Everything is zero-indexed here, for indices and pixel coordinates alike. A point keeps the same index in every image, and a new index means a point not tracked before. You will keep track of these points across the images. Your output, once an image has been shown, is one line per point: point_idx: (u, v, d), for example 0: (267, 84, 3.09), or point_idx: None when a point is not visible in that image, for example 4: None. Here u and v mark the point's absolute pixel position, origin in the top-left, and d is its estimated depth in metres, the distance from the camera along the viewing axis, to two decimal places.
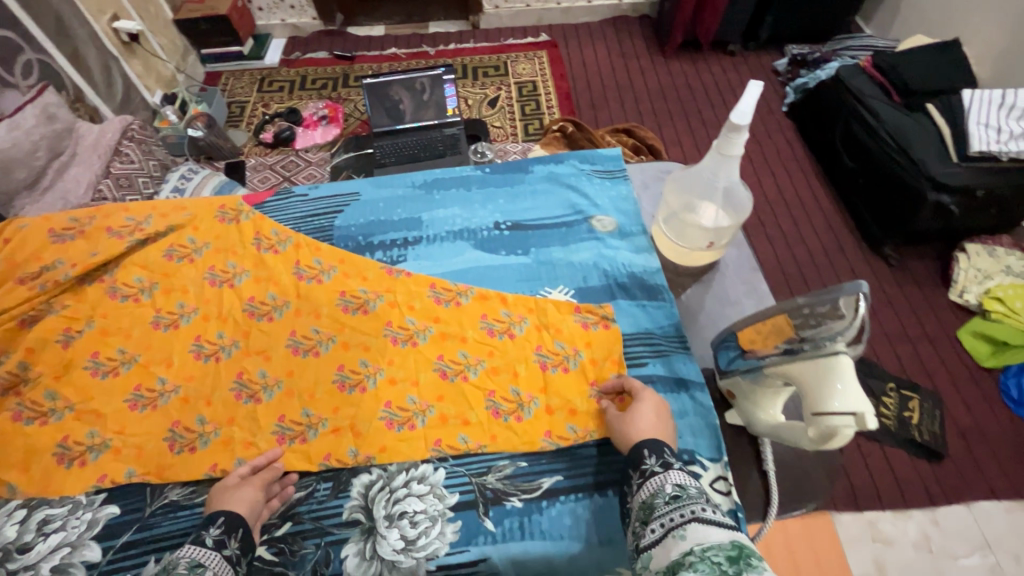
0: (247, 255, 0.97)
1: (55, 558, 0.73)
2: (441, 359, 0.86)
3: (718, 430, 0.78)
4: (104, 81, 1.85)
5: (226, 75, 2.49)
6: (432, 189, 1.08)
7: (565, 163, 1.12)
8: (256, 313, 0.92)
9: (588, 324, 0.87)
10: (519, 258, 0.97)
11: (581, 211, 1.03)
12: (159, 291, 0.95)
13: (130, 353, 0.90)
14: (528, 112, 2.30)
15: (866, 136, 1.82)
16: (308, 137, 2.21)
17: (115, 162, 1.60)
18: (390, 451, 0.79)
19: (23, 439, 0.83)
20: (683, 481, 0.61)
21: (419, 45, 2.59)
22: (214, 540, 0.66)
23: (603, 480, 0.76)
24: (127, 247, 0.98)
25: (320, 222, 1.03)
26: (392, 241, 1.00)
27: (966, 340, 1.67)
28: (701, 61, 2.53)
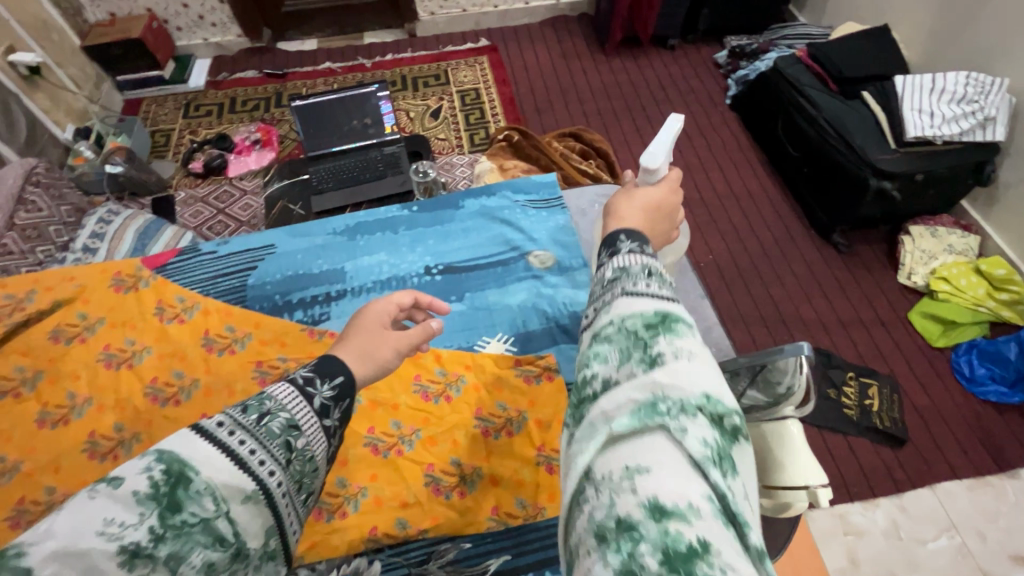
0: (148, 328, 0.89)
1: None
2: (372, 433, 0.82)
3: None
4: (4, 120, 1.70)
5: (147, 101, 2.33)
6: (355, 235, 1.05)
7: (497, 195, 1.10)
8: (159, 397, 0.84)
9: (530, 377, 0.85)
10: (453, 304, 0.94)
11: (517, 246, 1.01)
12: (44, 381, 0.82)
13: (10, 460, 0.76)
14: (473, 121, 2.24)
15: (806, 126, 1.83)
16: (241, 164, 2.09)
17: (20, 212, 1.48)
18: (320, 545, 0.73)
19: None
20: (627, 263, 0.52)
21: (355, 57, 2.49)
22: (321, 402, 0.54)
23: (552, 554, 0.73)
24: (4, 331, 0.85)
25: (230, 282, 0.98)
26: (313, 297, 0.96)
27: (917, 321, 1.70)
28: (642, 58, 2.51)
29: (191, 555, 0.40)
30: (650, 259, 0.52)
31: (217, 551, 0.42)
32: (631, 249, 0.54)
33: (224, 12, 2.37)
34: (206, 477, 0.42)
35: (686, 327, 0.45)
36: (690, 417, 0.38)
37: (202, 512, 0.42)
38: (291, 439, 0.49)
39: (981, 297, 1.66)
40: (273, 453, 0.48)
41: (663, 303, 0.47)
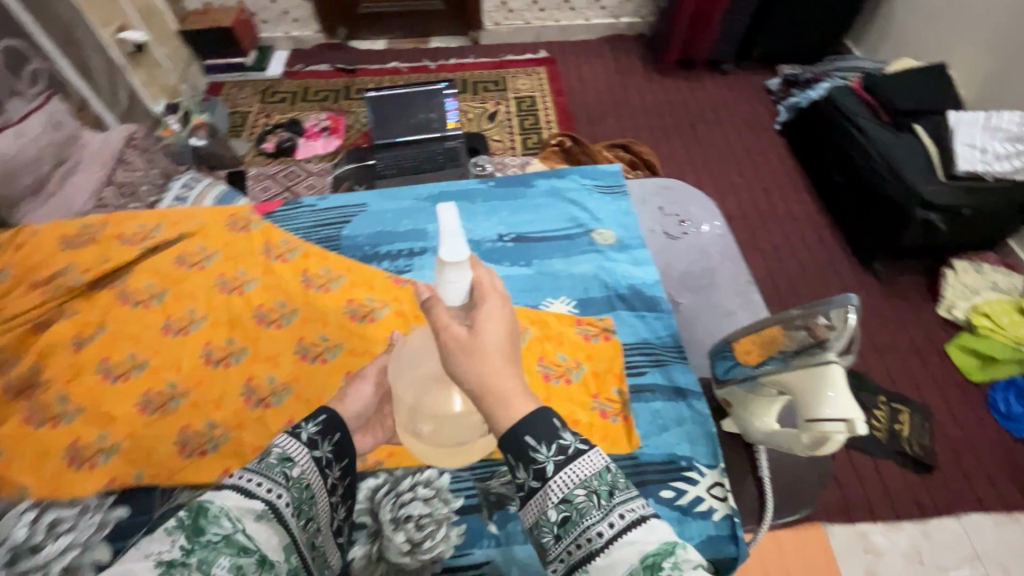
0: (256, 264, 1.00)
1: (65, 559, 0.63)
2: None
3: (716, 438, 0.77)
4: (109, 88, 1.90)
5: (229, 85, 2.52)
6: (436, 201, 1.11)
7: (566, 178, 1.13)
8: (264, 320, 0.94)
9: (589, 335, 0.88)
10: (522, 269, 0.98)
11: (582, 224, 1.04)
12: (170, 298, 0.96)
13: (141, 357, 0.90)
14: (527, 126, 2.35)
15: (856, 154, 1.87)
16: (309, 147, 2.24)
17: (119, 170, 1.65)
18: (397, 456, 0.84)
19: (31, 439, 0.81)
20: (568, 496, 0.53)
21: (420, 59, 2.65)
22: (309, 437, 0.65)
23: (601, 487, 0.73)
24: (136, 254, 0.99)
25: (326, 231, 1.07)
26: (398, 251, 1.04)
27: (955, 354, 1.70)
28: (695, 80, 2.58)
29: (220, 560, 0.49)
30: (586, 471, 0.54)
31: (242, 557, 0.51)
32: (558, 463, 0.54)
33: (306, 9, 2.57)
34: (220, 504, 0.53)
35: (672, 556, 0.48)
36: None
37: (222, 530, 0.52)
38: (286, 469, 0.60)
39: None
40: (275, 480, 0.58)
41: (639, 539, 0.50)
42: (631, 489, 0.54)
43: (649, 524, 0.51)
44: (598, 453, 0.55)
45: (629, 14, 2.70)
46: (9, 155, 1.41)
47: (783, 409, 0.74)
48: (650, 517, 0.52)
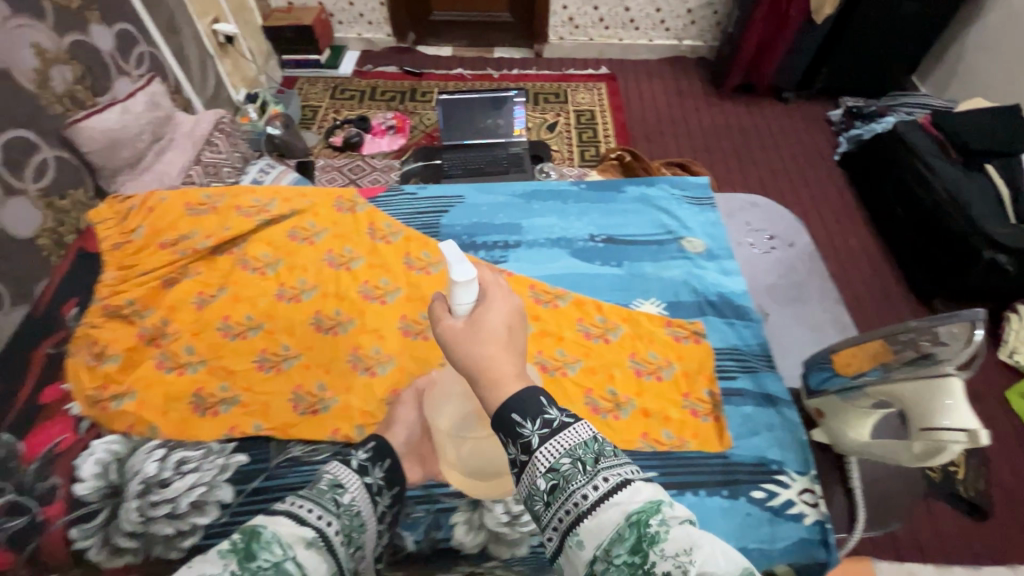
0: (362, 243, 1.12)
1: (193, 494, 0.85)
2: (540, 355, 0.95)
3: (805, 445, 0.85)
4: (200, 75, 2.02)
5: (302, 80, 2.65)
6: (531, 199, 1.20)
7: (656, 186, 1.22)
8: (370, 296, 1.06)
9: (679, 337, 0.99)
10: (613, 269, 1.08)
11: (672, 232, 1.13)
12: (283, 267, 1.09)
13: (256, 320, 1.04)
14: (585, 139, 2.39)
15: (920, 190, 1.86)
16: (375, 144, 2.33)
17: (206, 151, 1.75)
18: None
19: (164, 386, 0.97)
20: (553, 461, 0.55)
21: (484, 67, 2.73)
22: (359, 465, 0.76)
23: (695, 481, 0.82)
24: (254, 225, 1.12)
25: (428, 219, 1.18)
26: (494, 243, 1.12)
27: (1015, 401, 1.65)
28: (755, 105, 2.59)
29: None
30: (572, 441, 0.56)
31: None
32: (544, 435, 0.56)
33: (381, 13, 2.68)
34: (272, 530, 0.57)
35: (659, 513, 0.49)
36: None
37: (274, 556, 0.55)
38: (336, 494, 0.68)
39: None
40: (325, 506, 0.65)
41: (624, 501, 0.51)
42: (617, 457, 0.56)
43: (634, 485, 0.52)
44: (585, 425, 0.57)
45: (692, 37, 2.73)
46: (114, 129, 1.52)
47: (881, 423, 0.77)
48: (637, 480, 0.53)
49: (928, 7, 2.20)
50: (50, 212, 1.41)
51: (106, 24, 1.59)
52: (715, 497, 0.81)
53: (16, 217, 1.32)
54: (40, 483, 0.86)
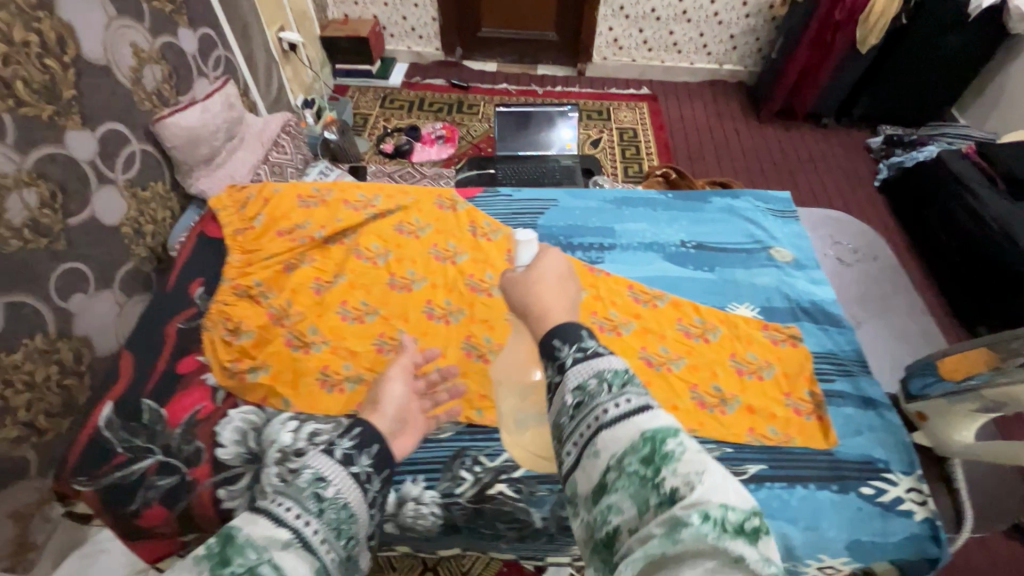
0: (464, 239, 1.18)
1: None
2: (645, 350, 1.00)
3: (909, 447, 0.91)
4: (265, 80, 2.11)
5: (353, 89, 2.74)
6: (621, 206, 1.28)
7: (741, 199, 1.29)
8: (477, 288, 1.11)
9: (777, 340, 1.03)
10: (706, 274, 1.14)
11: (760, 241, 1.20)
12: (393, 258, 1.14)
13: (372, 306, 1.08)
14: (628, 156, 2.45)
15: (967, 219, 1.89)
16: (424, 152, 2.40)
17: (273, 152, 1.82)
18: None
19: (293, 362, 1.00)
20: (581, 379, 0.60)
21: (529, 83, 2.81)
22: (344, 453, 0.67)
23: (804, 474, 0.88)
24: (363, 218, 1.19)
25: (525, 219, 1.24)
26: (590, 244, 1.18)
27: None
28: (793, 129, 2.64)
29: None
30: (602, 365, 0.60)
31: None
32: (577, 358, 0.62)
33: (432, 27, 2.77)
34: (247, 533, 0.54)
35: (676, 436, 0.52)
36: (731, 538, 0.43)
37: (247, 561, 0.51)
38: (319, 489, 0.62)
39: None
40: (306, 505, 0.59)
41: (642, 421, 0.54)
42: (645, 387, 0.59)
43: (653, 410, 0.55)
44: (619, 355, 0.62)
45: (732, 62, 2.81)
46: (195, 126, 1.59)
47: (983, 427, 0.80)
48: (657, 406, 0.56)
49: (972, 41, 2.25)
50: (134, 202, 1.48)
51: (192, 28, 1.68)
52: (825, 490, 0.86)
53: (107, 204, 1.38)
54: (186, 446, 0.91)
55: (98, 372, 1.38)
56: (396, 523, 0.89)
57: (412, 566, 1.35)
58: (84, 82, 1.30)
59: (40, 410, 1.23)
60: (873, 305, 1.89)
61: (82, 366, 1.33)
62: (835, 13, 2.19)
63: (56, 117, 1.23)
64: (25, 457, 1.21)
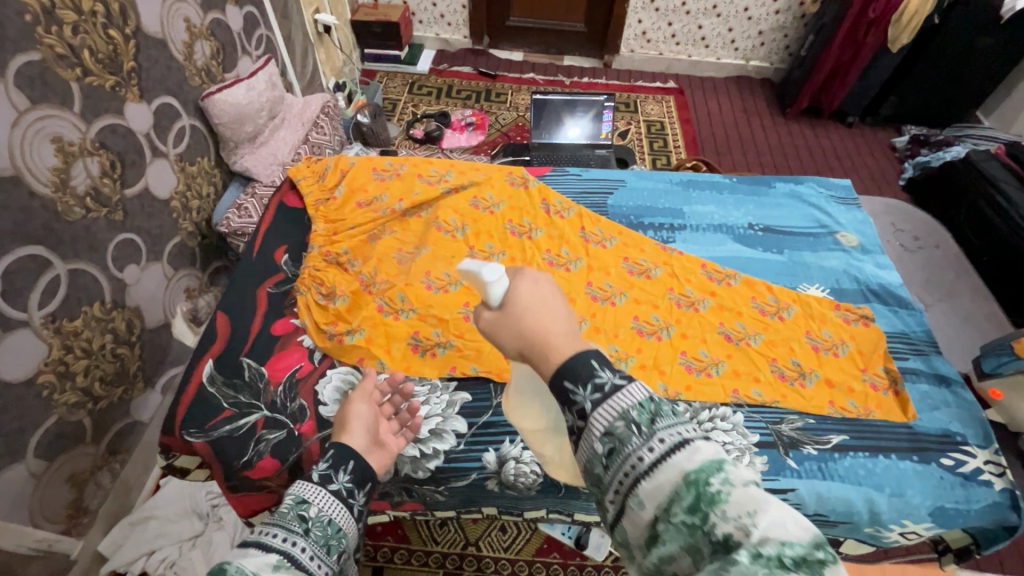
0: (538, 216, 1.19)
1: (431, 423, 0.94)
2: (724, 326, 1.03)
3: (985, 423, 0.93)
4: (301, 62, 2.12)
5: (381, 74, 2.75)
6: (688, 188, 1.31)
7: (805, 185, 1.32)
8: (555, 263, 1.11)
9: (850, 320, 1.05)
10: (776, 255, 1.17)
11: (827, 226, 1.23)
12: (470, 232, 1.15)
13: (454, 277, 1.09)
14: (656, 148, 2.47)
15: (997, 218, 1.91)
16: (454, 139, 2.41)
17: (313, 133, 1.84)
18: (694, 390, 0.94)
19: (384, 327, 1.03)
20: (608, 424, 0.52)
21: (556, 74, 2.82)
22: (320, 475, 0.72)
23: (886, 445, 0.90)
24: (439, 193, 1.20)
25: (595, 199, 1.27)
26: (660, 224, 1.22)
27: None
28: (820, 128, 2.67)
29: None
30: (625, 403, 0.53)
31: None
32: (596, 400, 0.54)
33: (461, 15, 2.78)
34: (238, 564, 0.54)
35: (721, 473, 0.46)
36: None
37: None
38: (302, 511, 0.66)
39: None
40: (292, 527, 0.63)
41: (682, 461, 0.48)
42: (677, 417, 0.52)
43: (693, 445, 0.48)
44: (639, 386, 0.54)
45: (759, 58, 2.82)
46: (242, 104, 1.60)
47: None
48: (696, 439, 0.49)
49: (1003, 43, 2.27)
50: (182, 176, 1.49)
51: (239, 6, 1.68)
52: (908, 460, 0.89)
53: (159, 177, 1.40)
54: (290, 403, 0.94)
55: (146, 343, 1.39)
56: (499, 481, 0.92)
57: (455, 541, 1.38)
58: (143, 54, 1.31)
59: (96, 377, 1.24)
60: (937, 290, 1.90)
61: (133, 336, 1.35)
62: (868, 11, 2.19)
63: (118, 88, 1.23)
64: (82, 423, 1.22)
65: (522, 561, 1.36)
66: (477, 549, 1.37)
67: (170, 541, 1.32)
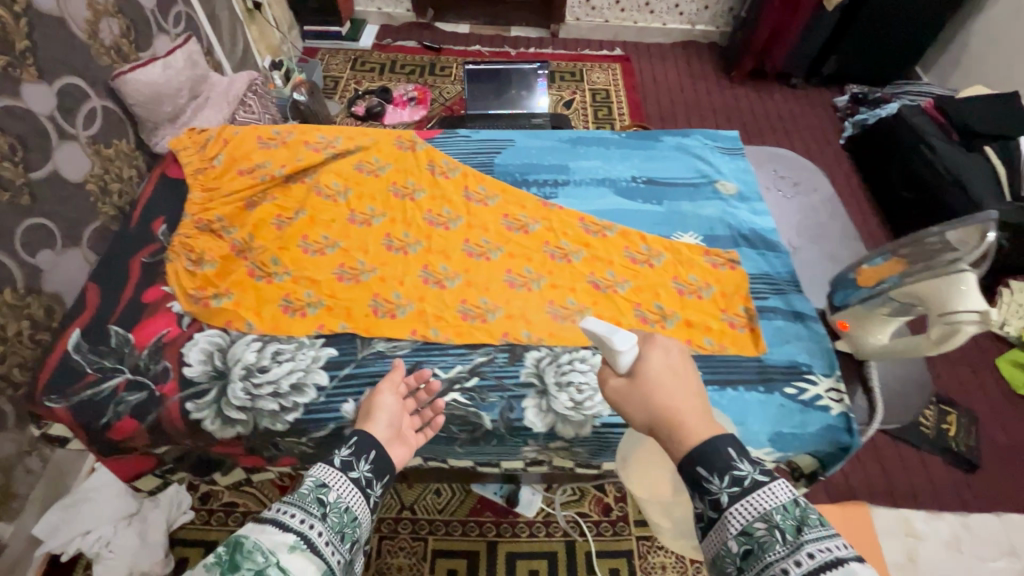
0: (423, 177, 1.26)
1: (293, 377, 0.97)
2: (593, 275, 1.10)
3: (831, 352, 1.00)
4: (230, 39, 2.07)
5: (323, 52, 2.70)
6: (575, 145, 1.36)
7: (691, 137, 1.37)
8: (435, 222, 1.19)
9: (717, 265, 1.12)
10: (654, 206, 1.23)
11: (707, 176, 1.29)
12: (353, 195, 1.22)
13: (332, 239, 1.15)
14: (601, 116, 2.47)
15: (925, 170, 1.95)
16: (396, 115, 2.38)
17: (240, 112, 1.78)
18: (555, 336, 1.03)
19: (255, 290, 1.08)
20: (748, 525, 0.59)
21: (502, 45, 2.78)
22: (342, 462, 0.76)
23: (735, 378, 0.98)
24: (324, 158, 1.27)
25: (482, 158, 1.32)
26: (544, 180, 1.28)
27: (1005, 368, 1.74)
28: (764, 90, 2.69)
29: None
30: (766, 505, 0.60)
31: None
32: (733, 494, 0.61)
33: None
34: (254, 540, 0.61)
35: None
36: None
37: (256, 564, 0.58)
38: (321, 494, 0.70)
39: None
40: (310, 509, 0.67)
41: None
42: (825, 529, 0.57)
43: (848, 567, 0.53)
44: (779, 487, 0.61)
45: (705, 22, 2.81)
46: (158, 83, 1.56)
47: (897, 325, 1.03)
48: (849, 560, 0.54)
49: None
50: (97, 159, 1.46)
51: None
52: (754, 392, 0.96)
53: (70, 160, 1.37)
54: (154, 366, 0.99)
55: None
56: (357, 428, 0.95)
57: (389, 506, 1.41)
58: (40, 32, 1.28)
59: (13, 363, 1.23)
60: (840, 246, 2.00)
61: (54, 322, 1.33)
62: None
63: (11, 68, 1.21)
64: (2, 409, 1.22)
65: (456, 521, 1.40)
66: (412, 513, 1.41)
67: (103, 521, 1.32)
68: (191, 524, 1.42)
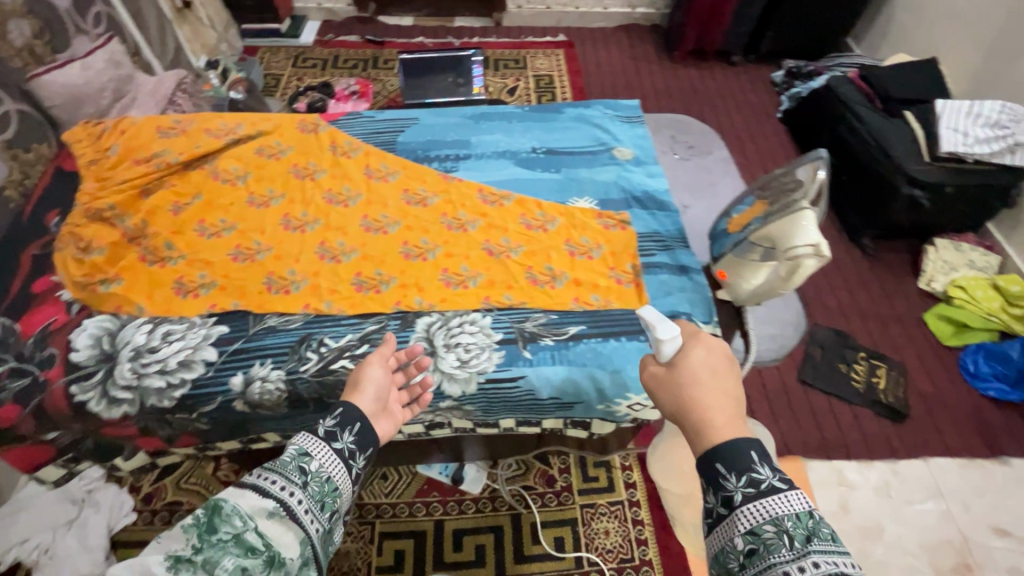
0: (324, 158, 1.38)
1: (181, 355, 1.06)
2: (488, 243, 1.22)
3: (709, 301, 1.16)
4: (159, 39, 2.03)
5: (262, 49, 2.67)
6: (479, 120, 1.51)
7: (594, 108, 1.55)
8: (334, 201, 1.30)
9: (609, 226, 1.27)
10: (553, 174, 1.38)
11: (606, 143, 1.46)
12: (252, 178, 1.34)
13: (229, 223, 1.27)
14: (545, 101, 2.50)
15: (850, 136, 2.02)
16: (339, 108, 2.33)
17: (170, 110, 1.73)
18: (448, 302, 1.13)
19: (148, 274, 1.18)
20: (755, 525, 0.55)
21: (445, 36, 2.78)
22: (327, 431, 0.74)
23: (615, 330, 1.09)
24: (223, 144, 1.38)
25: (386, 136, 1.46)
26: (446, 155, 1.41)
27: (932, 322, 1.82)
28: (705, 68, 2.74)
29: (224, 561, 0.57)
30: (779, 510, 0.55)
31: (249, 558, 0.58)
32: (749, 495, 0.57)
33: None
34: (233, 504, 0.61)
35: None
36: None
37: (234, 528, 0.59)
38: (303, 463, 0.68)
39: (995, 309, 1.75)
40: (291, 476, 0.66)
41: None
42: (835, 545, 0.52)
43: None
44: (796, 497, 0.56)
45: (645, 5, 2.86)
46: (77, 85, 1.53)
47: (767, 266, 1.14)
48: None
49: None
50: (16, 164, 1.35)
51: None
52: (634, 340, 1.08)
53: None
54: (40, 352, 1.06)
55: None
56: (245, 400, 1.02)
57: None
58: None
59: None
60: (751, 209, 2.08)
61: None
62: None
63: None
64: None
65: (401, 504, 1.41)
66: (358, 497, 1.42)
67: (42, 528, 1.29)
68: (134, 526, 1.41)
